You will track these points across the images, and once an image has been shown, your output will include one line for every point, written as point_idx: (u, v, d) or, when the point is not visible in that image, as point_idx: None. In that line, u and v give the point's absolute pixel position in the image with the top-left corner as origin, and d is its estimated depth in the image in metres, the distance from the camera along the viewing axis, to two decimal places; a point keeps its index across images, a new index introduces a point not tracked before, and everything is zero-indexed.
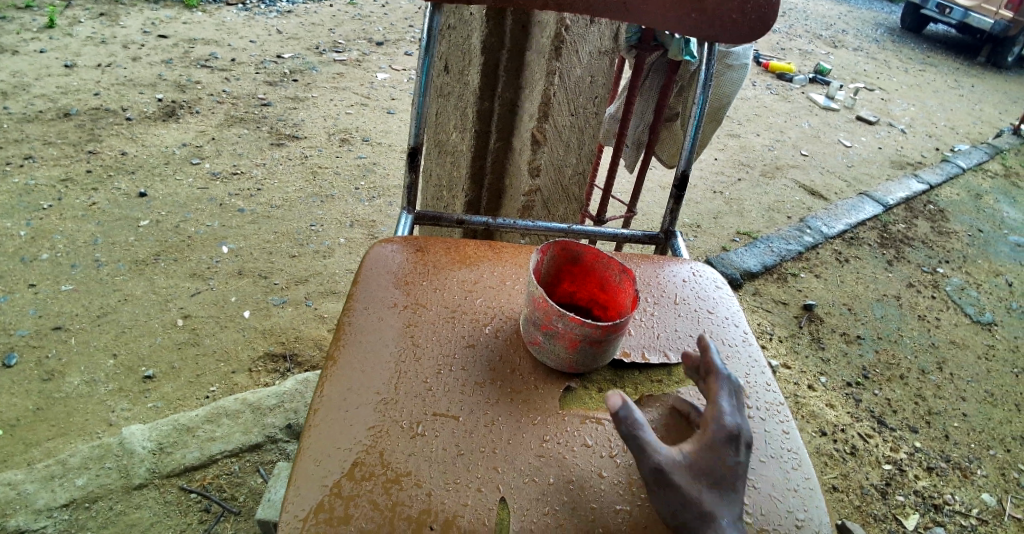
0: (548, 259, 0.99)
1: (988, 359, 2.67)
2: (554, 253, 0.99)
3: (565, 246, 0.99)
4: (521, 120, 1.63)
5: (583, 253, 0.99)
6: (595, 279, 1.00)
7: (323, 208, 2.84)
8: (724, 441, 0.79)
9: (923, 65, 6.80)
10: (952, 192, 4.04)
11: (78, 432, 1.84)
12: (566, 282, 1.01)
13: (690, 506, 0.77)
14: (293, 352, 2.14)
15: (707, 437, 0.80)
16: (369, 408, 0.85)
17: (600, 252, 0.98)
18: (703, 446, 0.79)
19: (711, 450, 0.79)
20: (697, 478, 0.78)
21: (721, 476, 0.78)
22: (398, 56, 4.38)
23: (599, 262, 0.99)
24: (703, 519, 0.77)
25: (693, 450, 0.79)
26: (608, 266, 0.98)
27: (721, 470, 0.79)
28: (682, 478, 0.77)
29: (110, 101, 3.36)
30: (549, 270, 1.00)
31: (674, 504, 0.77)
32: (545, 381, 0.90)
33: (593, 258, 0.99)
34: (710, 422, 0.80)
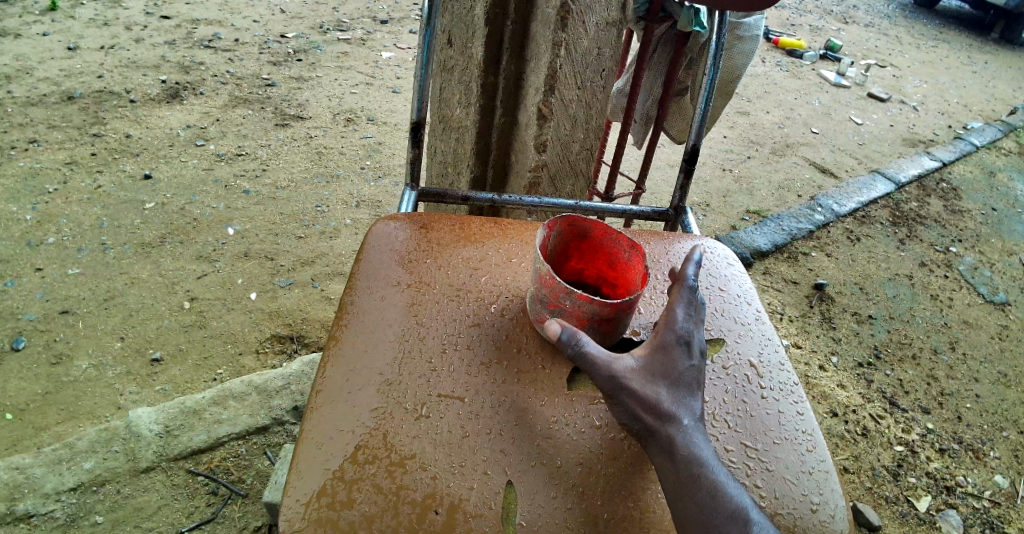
0: (555, 236, 0.96)
1: (1002, 339, 2.63)
2: (561, 229, 0.96)
3: (572, 222, 0.96)
4: (526, 94, 1.60)
5: (591, 228, 0.97)
6: (603, 254, 0.98)
7: (328, 189, 2.81)
8: (675, 345, 0.83)
9: (936, 41, 6.68)
10: (965, 170, 3.98)
11: (87, 415, 1.84)
12: (573, 259, 0.99)
13: (651, 407, 0.79)
14: (300, 334, 2.13)
15: (657, 343, 0.83)
16: (372, 390, 0.83)
17: (608, 228, 0.95)
18: (654, 351, 0.82)
19: (662, 355, 0.82)
20: (653, 381, 0.81)
21: (675, 377, 0.82)
22: (402, 35, 4.32)
23: (608, 238, 0.96)
24: (664, 419, 0.79)
25: (646, 354, 0.82)
26: (617, 243, 0.96)
27: (674, 373, 0.82)
28: (639, 381, 0.80)
29: (114, 83, 3.33)
30: (556, 247, 0.97)
31: (633, 406, 0.79)
32: (552, 360, 0.88)
33: (600, 235, 0.96)
34: (660, 329, 0.84)
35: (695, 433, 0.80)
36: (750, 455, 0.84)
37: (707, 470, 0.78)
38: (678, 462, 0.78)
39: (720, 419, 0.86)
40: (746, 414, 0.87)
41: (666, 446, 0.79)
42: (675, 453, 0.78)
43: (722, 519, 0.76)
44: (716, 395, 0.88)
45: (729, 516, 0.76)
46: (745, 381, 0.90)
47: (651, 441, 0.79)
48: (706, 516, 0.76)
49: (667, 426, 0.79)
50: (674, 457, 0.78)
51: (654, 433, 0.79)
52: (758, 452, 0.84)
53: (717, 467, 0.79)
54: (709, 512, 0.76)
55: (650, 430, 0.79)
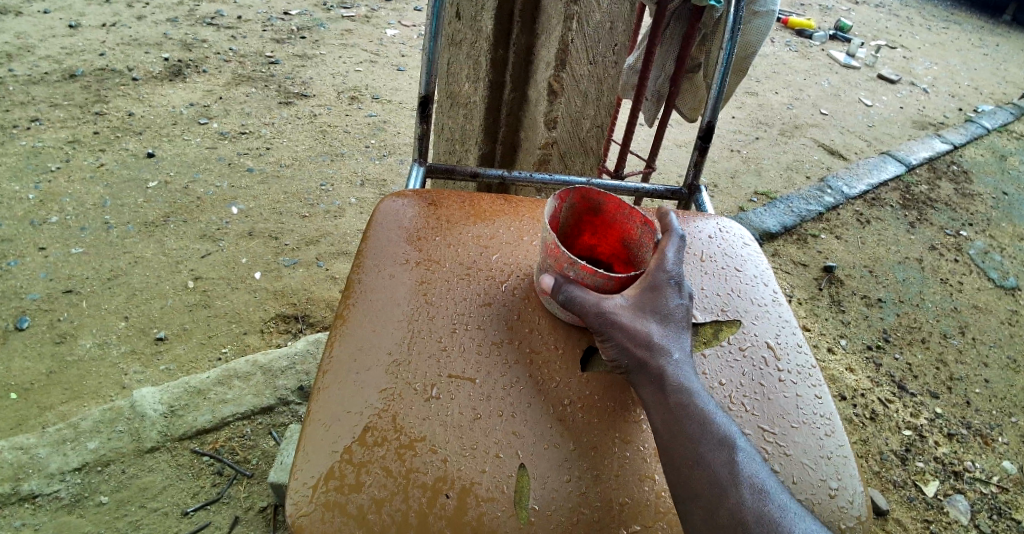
0: (566, 208, 0.95)
1: (1012, 325, 2.61)
2: (574, 201, 0.95)
3: (585, 195, 0.95)
4: (536, 69, 1.57)
5: (604, 203, 0.95)
6: (615, 231, 0.96)
7: (332, 167, 2.78)
8: (665, 283, 0.84)
9: (948, 22, 6.58)
10: (976, 152, 3.93)
11: (91, 395, 1.83)
12: (586, 234, 0.98)
13: (639, 342, 0.80)
14: (305, 314, 2.11)
15: (648, 282, 0.84)
16: (381, 370, 0.81)
17: (621, 203, 0.93)
18: (643, 289, 0.83)
19: (652, 293, 0.83)
20: (643, 317, 0.82)
21: (664, 313, 0.83)
22: (407, 12, 4.26)
23: (621, 214, 0.94)
24: (653, 352, 0.80)
25: (636, 293, 0.83)
26: (630, 218, 0.93)
27: (664, 310, 0.83)
28: (628, 317, 0.82)
29: (116, 61, 3.30)
30: (569, 219, 0.97)
31: (622, 341, 0.81)
32: (567, 341, 0.86)
33: (614, 210, 0.94)
34: (652, 269, 0.84)
35: (685, 367, 0.81)
36: (768, 439, 0.82)
37: (697, 400, 0.79)
38: (668, 392, 0.79)
39: (737, 402, 0.84)
40: (763, 397, 0.85)
41: (655, 377, 0.80)
42: (664, 383, 0.79)
43: (712, 444, 0.77)
44: (733, 378, 0.86)
45: (718, 442, 0.77)
46: (763, 364, 0.88)
47: (640, 374, 0.80)
48: (694, 441, 0.77)
49: (657, 358, 0.80)
50: (664, 388, 0.79)
51: (644, 366, 0.80)
52: (776, 436, 0.82)
53: (705, 396, 0.80)
54: (698, 439, 0.77)
55: (640, 363, 0.80)
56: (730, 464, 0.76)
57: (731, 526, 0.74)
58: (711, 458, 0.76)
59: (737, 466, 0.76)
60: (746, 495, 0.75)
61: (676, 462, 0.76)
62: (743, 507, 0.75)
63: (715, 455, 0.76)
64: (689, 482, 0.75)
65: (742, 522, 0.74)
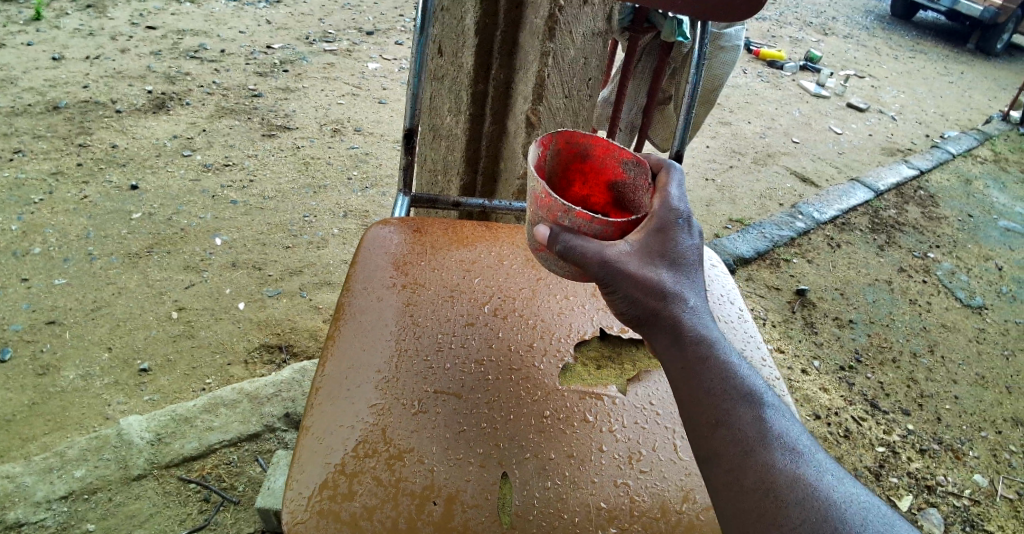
0: (554, 155, 1.01)
1: (979, 343, 2.70)
2: (561, 148, 1.01)
3: (572, 140, 1.01)
4: (515, 102, 1.64)
5: (592, 146, 1.01)
6: (604, 174, 1.02)
7: (315, 199, 2.83)
8: (672, 224, 0.85)
9: (913, 52, 6.84)
10: (942, 177, 4.07)
11: (75, 426, 1.84)
12: (575, 183, 1.04)
13: (650, 291, 0.82)
14: (288, 343, 2.14)
15: (656, 225, 0.84)
16: (371, 386, 0.85)
17: (609, 144, 0.99)
18: (649, 233, 0.84)
19: (659, 236, 0.84)
20: (650, 260, 0.83)
21: (673, 256, 0.84)
22: (388, 46, 4.37)
23: (610, 156, 1.00)
24: (666, 300, 0.82)
25: (643, 238, 0.84)
26: (618, 160, 1.00)
27: (673, 253, 0.84)
28: (634, 265, 0.82)
29: (99, 93, 3.33)
30: (558, 169, 1.02)
31: (630, 291, 0.82)
32: (544, 359, 0.91)
33: (602, 153, 1.00)
34: (658, 212, 0.85)
35: (702, 314, 0.82)
36: None
37: (717, 350, 0.81)
38: (685, 344, 0.81)
39: None
40: None
41: (671, 328, 0.82)
42: (682, 335, 0.81)
43: (737, 400, 0.80)
44: None
45: (742, 397, 0.80)
46: None
47: (656, 325, 0.82)
48: (718, 399, 0.79)
49: (671, 307, 0.82)
50: (682, 339, 0.81)
51: (657, 316, 0.82)
52: None
53: (726, 348, 0.82)
54: (723, 396, 0.79)
55: (652, 312, 0.82)
56: (758, 421, 0.79)
57: (759, 488, 0.76)
58: (737, 417, 0.79)
59: (763, 423, 0.79)
60: (776, 454, 0.77)
61: (701, 422, 0.80)
62: (774, 465, 0.77)
63: (742, 412, 0.79)
64: (713, 441, 0.79)
65: (773, 482, 0.76)
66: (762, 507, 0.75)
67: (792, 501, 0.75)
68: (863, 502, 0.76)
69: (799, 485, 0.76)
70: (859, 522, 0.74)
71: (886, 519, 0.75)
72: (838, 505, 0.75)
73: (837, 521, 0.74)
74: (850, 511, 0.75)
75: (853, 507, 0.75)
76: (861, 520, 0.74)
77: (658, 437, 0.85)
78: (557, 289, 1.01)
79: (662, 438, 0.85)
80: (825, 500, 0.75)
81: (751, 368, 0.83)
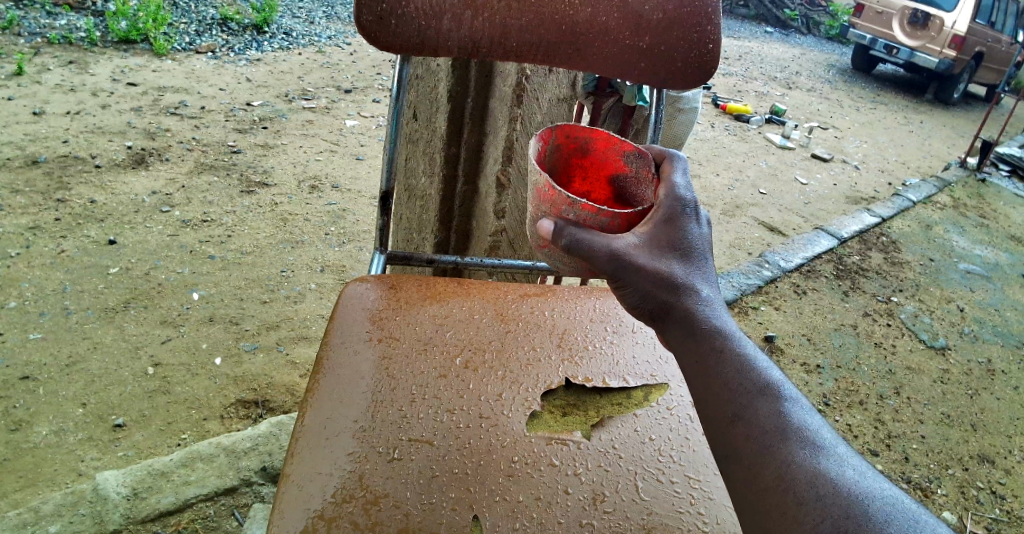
0: (556, 149, 1.05)
1: (944, 383, 2.79)
2: (563, 143, 1.05)
3: (573, 134, 1.05)
4: (486, 163, 1.73)
5: (592, 139, 1.06)
6: (603, 167, 1.07)
7: (293, 254, 2.88)
8: (680, 213, 0.89)
9: (874, 104, 7.16)
10: (903, 224, 4.24)
11: (47, 482, 1.83)
12: (575, 178, 1.08)
13: (662, 281, 0.84)
14: (265, 398, 2.16)
15: (663, 215, 0.88)
16: (348, 436, 0.89)
17: (609, 137, 1.04)
18: (658, 222, 0.88)
19: (668, 225, 0.88)
20: (660, 248, 0.86)
21: (681, 244, 0.87)
22: (366, 103, 4.50)
23: (610, 150, 1.05)
24: (677, 291, 0.85)
25: (651, 229, 0.88)
26: (619, 152, 1.05)
27: (682, 242, 0.87)
28: (644, 257, 0.85)
29: (79, 148, 3.38)
30: (561, 162, 1.07)
31: (643, 284, 0.84)
32: (512, 408, 0.96)
33: (603, 147, 1.05)
34: (664, 203, 0.89)
35: (714, 305, 0.85)
36: (694, 485, 0.90)
37: (732, 341, 0.83)
38: (699, 335, 0.83)
39: (666, 454, 0.93)
40: (690, 449, 0.94)
41: (684, 319, 0.84)
42: (696, 326, 0.83)
43: (755, 395, 0.80)
44: (662, 434, 0.96)
45: (759, 391, 0.80)
46: (688, 419, 0.98)
47: (670, 319, 0.85)
48: (735, 393, 0.80)
49: (685, 299, 0.85)
50: (696, 330, 0.83)
51: (669, 309, 0.85)
52: (701, 482, 0.90)
53: (742, 342, 0.83)
54: (742, 389, 0.80)
55: (665, 305, 0.85)
56: (776, 414, 0.79)
57: (778, 484, 0.75)
58: (755, 410, 0.79)
59: (782, 415, 0.79)
60: (796, 448, 0.77)
61: (718, 418, 0.80)
62: (793, 459, 0.76)
63: (760, 406, 0.79)
64: (732, 438, 0.79)
65: (792, 478, 0.75)
66: (783, 504, 0.74)
67: (813, 497, 0.73)
68: (890, 499, 0.73)
69: (821, 480, 0.74)
70: (883, 519, 0.71)
71: (916, 517, 0.72)
72: (862, 500, 0.73)
73: (860, 519, 0.71)
74: (874, 508, 0.72)
75: (878, 503, 0.72)
76: (887, 517, 0.71)
77: (620, 479, 0.89)
78: (525, 341, 1.06)
79: (624, 480, 0.89)
80: (848, 495, 0.73)
81: (768, 362, 0.84)
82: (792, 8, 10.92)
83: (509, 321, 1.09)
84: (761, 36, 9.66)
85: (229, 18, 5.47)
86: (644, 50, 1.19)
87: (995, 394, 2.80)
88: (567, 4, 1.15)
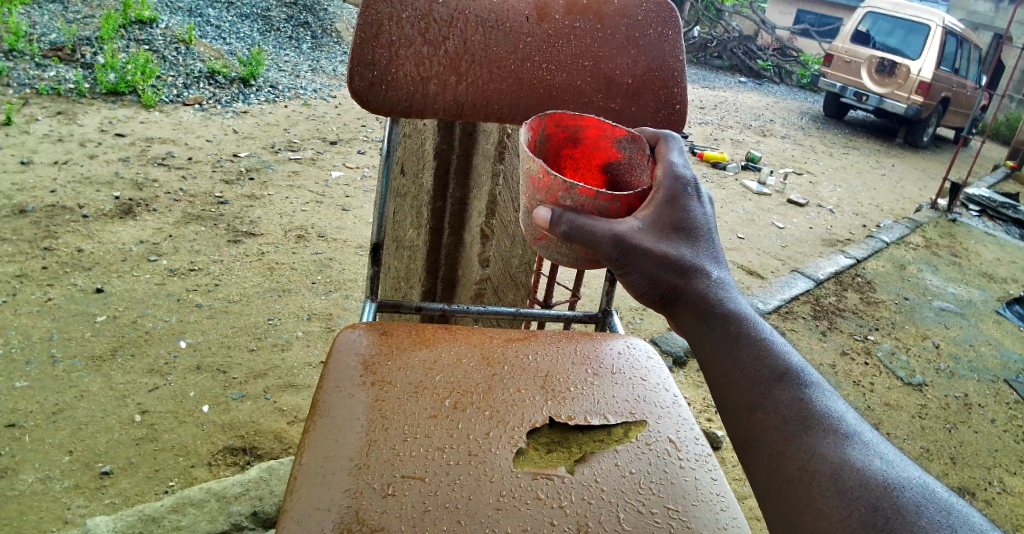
0: (547, 137, 1.16)
1: (921, 418, 2.86)
2: (555, 132, 1.17)
3: (565, 124, 1.16)
4: (471, 216, 1.81)
5: (583, 128, 1.17)
6: (595, 154, 1.18)
7: (280, 302, 2.92)
8: (680, 194, 0.97)
9: (846, 149, 7.40)
10: (877, 265, 4.36)
11: (31, 531, 1.82)
12: (569, 166, 1.19)
13: (668, 264, 0.92)
14: (253, 446, 2.17)
15: (666, 197, 0.97)
16: (344, 473, 0.93)
17: (600, 124, 1.16)
18: (660, 205, 0.97)
19: (669, 206, 0.96)
20: (663, 229, 0.95)
21: (684, 222, 0.95)
22: (352, 155, 4.61)
23: (601, 138, 1.17)
24: (687, 275, 0.92)
25: (656, 214, 0.96)
26: (608, 139, 1.16)
27: (685, 223, 0.95)
28: (650, 240, 0.94)
29: (66, 198, 3.42)
30: (553, 149, 1.18)
31: (652, 269, 0.92)
32: (499, 445, 1.00)
33: (594, 135, 1.17)
34: (665, 186, 0.98)
35: (722, 285, 0.92)
36: (672, 515, 0.95)
37: (750, 323, 0.90)
38: (714, 320, 0.90)
39: (646, 487, 0.98)
40: (668, 482, 0.99)
41: (697, 301, 0.91)
42: (710, 310, 0.90)
43: (774, 382, 0.87)
44: (641, 468, 1.01)
45: (779, 379, 0.87)
46: (665, 455, 1.03)
47: (680, 302, 0.92)
48: (755, 383, 0.87)
49: (695, 283, 0.92)
50: (709, 312, 0.90)
51: (680, 292, 0.92)
52: (679, 513, 0.95)
53: (758, 325, 0.91)
54: (761, 377, 0.87)
55: (677, 288, 0.92)
56: (797, 400, 0.86)
57: (801, 475, 0.82)
58: (778, 397, 0.86)
59: (803, 401, 0.86)
60: (819, 438, 0.84)
61: (739, 408, 0.87)
62: (817, 450, 0.83)
63: (779, 395, 0.86)
64: (752, 424, 0.86)
65: (816, 470, 0.82)
66: (808, 498, 0.81)
67: (837, 490, 0.80)
68: (919, 487, 0.79)
69: (846, 469, 0.81)
70: (914, 506, 0.77)
71: (948, 506, 0.78)
72: (891, 489, 0.79)
73: (887, 510, 0.77)
74: (905, 498, 0.78)
75: (908, 492, 0.78)
76: (917, 507, 0.77)
77: (603, 511, 0.94)
78: (511, 383, 1.12)
79: (607, 512, 0.93)
80: (877, 486, 0.79)
81: (787, 348, 0.90)
82: (764, 59, 11.32)
83: (495, 365, 1.15)
84: (735, 85, 9.99)
85: (216, 72, 5.60)
86: (616, 111, 1.28)
87: (973, 428, 2.87)
88: (544, 69, 1.25)
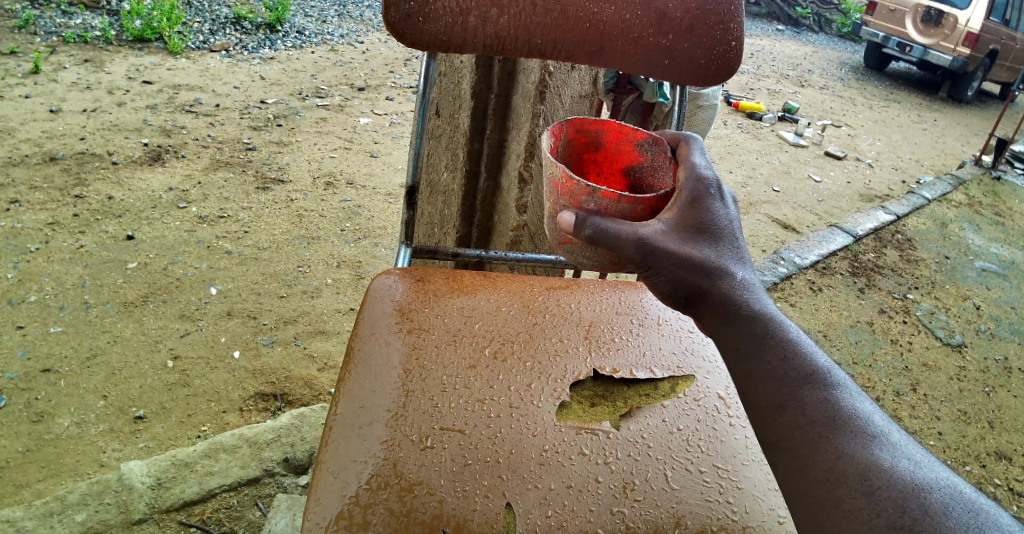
0: (566, 144, 1.07)
1: (960, 380, 2.78)
2: (574, 138, 1.07)
3: (584, 129, 1.07)
4: (508, 160, 1.76)
5: (604, 132, 1.08)
6: (617, 158, 1.09)
7: (309, 249, 2.89)
8: (704, 194, 0.89)
9: (887, 101, 7.11)
10: (919, 222, 4.20)
11: (69, 473, 1.85)
12: (590, 172, 1.10)
13: (695, 268, 0.84)
14: (283, 392, 2.18)
15: (690, 197, 0.88)
16: (381, 423, 0.90)
17: (621, 128, 1.06)
18: (683, 205, 0.88)
19: (693, 207, 0.88)
20: (688, 234, 0.86)
21: (709, 226, 0.87)
22: (379, 101, 4.52)
23: (622, 141, 1.07)
24: (713, 280, 0.84)
25: (679, 217, 0.87)
26: (631, 143, 1.07)
27: (711, 225, 0.87)
28: (675, 243, 0.85)
29: (95, 145, 3.41)
30: (572, 154, 1.08)
31: (675, 274, 0.84)
32: (541, 397, 0.96)
33: (615, 139, 1.08)
34: (687, 185, 0.89)
35: (750, 292, 0.85)
36: (722, 475, 0.90)
37: (775, 324, 0.83)
38: (741, 320, 0.83)
39: (695, 444, 0.93)
40: (718, 439, 0.94)
41: (722, 304, 0.84)
42: (734, 313, 0.84)
43: (800, 383, 0.81)
44: (690, 424, 0.96)
45: (805, 379, 0.81)
46: (716, 411, 0.99)
47: (705, 304, 0.85)
48: (782, 383, 0.81)
49: (722, 287, 0.84)
50: (735, 316, 0.83)
51: (705, 296, 0.84)
52: (729, 472, 0.91)
53: (784, 326, 0.84)
54: (787, 380, 0.81)
55: (702, 293, 0.84)
56: (824, 401, 0.80)
57: (827, 476, 0.76)
58: (805, 397, 0.80)
59: (833, 403, 0.79)
60: (845, 439, 0.77)
61: (763, 408, 0.81)
62: (844, 450, 0.77)
63: (805, 396, 0.80)
64: (776, 426, 0.80)
65: (841, 471, 0.75)
66: (834, 499, 0.75)
67: (864, 491, 0.74)
68: (946, 488, 0.73)
69: (873, 469, 0.75)
70: (943, 510, 0.71)
71: (976, 507, 0.71)
72: (917, 490, 0.73)
73: (916, 512, 0.71)
74: (932, 498, 0.72)
75: (936, 494, 0.72)
76: (944, 508, 0.71)
77: (650, 468, 0.89)
78: (552, 333, 1.07)
79: (653, 470, 0.89)
80: (904, 487, 0.73)
81: (814, 347, 0.84)
82: (804, 6, 10.85)
83: (536, 314, 1.10)
84: (774, 34, 9.61)
85: (242, 17, 5.50)
86: (668, 48, 1.19)
87: (1012, 392, 2.78)
88: (591, 3, 1.16)
